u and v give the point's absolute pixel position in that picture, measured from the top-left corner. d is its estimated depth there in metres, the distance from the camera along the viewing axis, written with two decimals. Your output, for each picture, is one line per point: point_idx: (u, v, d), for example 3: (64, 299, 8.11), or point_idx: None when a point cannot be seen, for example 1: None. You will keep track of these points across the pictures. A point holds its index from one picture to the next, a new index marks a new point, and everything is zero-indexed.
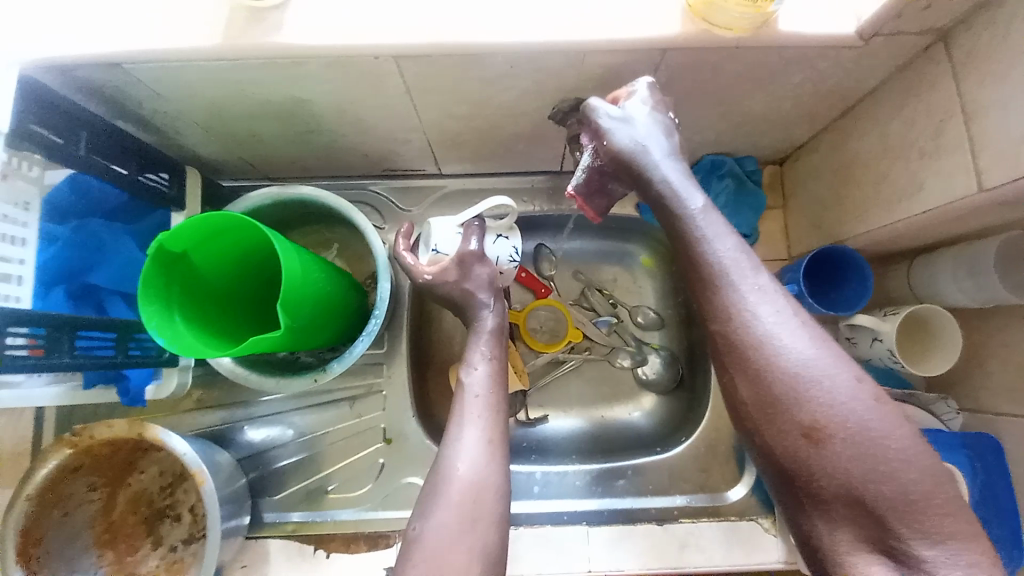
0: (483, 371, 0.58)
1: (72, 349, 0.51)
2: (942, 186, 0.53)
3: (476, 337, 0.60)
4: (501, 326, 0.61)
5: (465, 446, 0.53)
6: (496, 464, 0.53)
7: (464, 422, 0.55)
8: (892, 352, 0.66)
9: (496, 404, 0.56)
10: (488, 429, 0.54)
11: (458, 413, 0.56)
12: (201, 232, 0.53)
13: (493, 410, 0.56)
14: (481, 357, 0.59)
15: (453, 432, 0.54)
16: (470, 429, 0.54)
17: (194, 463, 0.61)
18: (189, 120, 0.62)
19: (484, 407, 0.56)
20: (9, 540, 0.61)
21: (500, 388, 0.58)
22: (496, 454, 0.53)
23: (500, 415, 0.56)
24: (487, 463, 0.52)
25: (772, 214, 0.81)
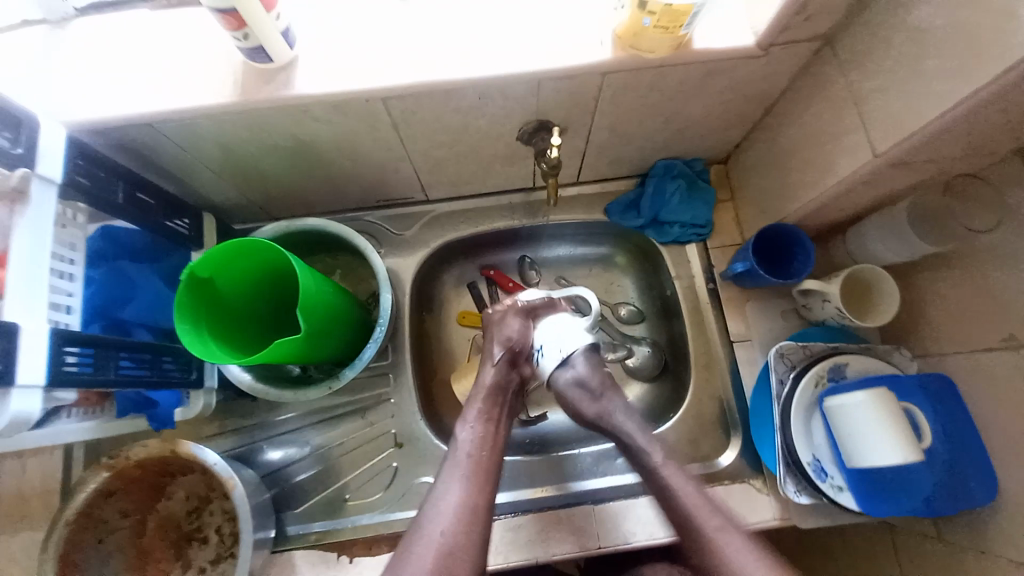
0: (472, 432, 0.69)
1: (114, 368, 0.57)
2: (849, 158, 0.64)
3: (473, 404, 0.72)
4: (498, 383, 0.74)
5: (444, 504, 0.62)
6: (470, 529, 0.60)
7: (449, 480, 0.65)
8: (840, 309, 0.74)
9: (479, 466, 0.66)
10: (466, 491, 0.63)
11: (447, 472, 0.66)
12: (227, 257, 0.62)
13: (475, 475, 0.65)
14: (473, 421, 0.70)
15: (439, 489, 0.64)
16: (452, 491, 0.64)
17: (225, 471, 0.67)
18: (207, 167, 0.72)
19: (466, 468, 0.66)
20: (48, 565, 0.64)
21: (485, 452, 0.68)
22: (472, 522, 0.61)
23: (484, 480, 0.65)
24: (461, 523, 0.61)
25: (724, 206, 0.91)
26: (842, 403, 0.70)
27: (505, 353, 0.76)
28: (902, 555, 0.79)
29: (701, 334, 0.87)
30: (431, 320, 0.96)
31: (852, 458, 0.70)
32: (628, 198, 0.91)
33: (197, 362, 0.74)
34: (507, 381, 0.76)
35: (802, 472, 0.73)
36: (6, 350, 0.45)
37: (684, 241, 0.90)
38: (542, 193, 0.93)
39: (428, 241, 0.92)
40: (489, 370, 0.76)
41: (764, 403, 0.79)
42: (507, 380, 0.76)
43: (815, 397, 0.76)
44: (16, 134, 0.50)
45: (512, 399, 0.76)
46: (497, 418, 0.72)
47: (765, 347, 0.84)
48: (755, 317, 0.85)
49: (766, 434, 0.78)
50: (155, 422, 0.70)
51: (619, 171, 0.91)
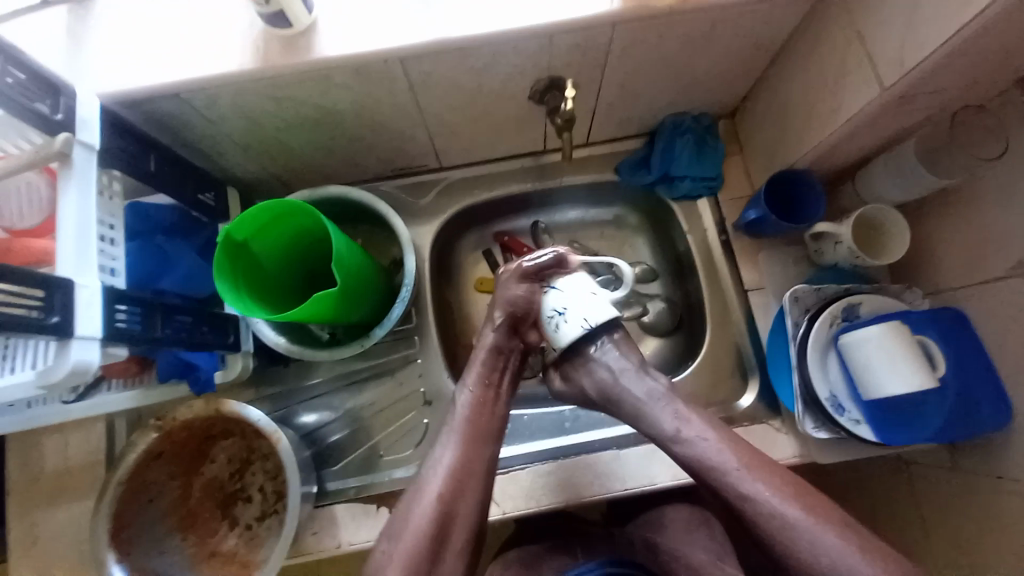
0: (470, 395, 0.68)
1: (160, 327, 0.60)
2: (857, 97, 0.65)
3: (473, 366, 0.70)
4: (498, 346, 0.70)
5: (439, 465, 0.62)
6: (465, 488, 0.61)
7: (444, 442, 0.64)
8: (852, 250, 0.76)
9: (476, 427, 0.65)
10: (462, 453, 0.63)
11: (444, 434, 0.65)
12: (260, 219, 0.64)
13: (473, 437, 0.65)
14: (471, 384, 0.68)
15: (436, 449, 0.64)
16: (448, 451, 0.64)
17: (269, 427, 0.70)
18: (230, 140, 0.74)
19: (463, 430, 0.65)
20: (103, 525, 0.67)
21: (483, 415, 0.67)
22: (467, 482, 0.62)
23: (480, 442, 0.65)
24: (455, 482, 0.61)
25: (732, 160, 0.93)
26: (856, 338, 0.72)
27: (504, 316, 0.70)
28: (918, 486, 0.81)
29: (715, 285, 0.89)
30: (450, 288, 0.98)
31: (869, 390, 0.72)
32: (638, 156, 0.93)
33: (233, 325, 0.75)
34: (510, 346, 0.71)
35: (820, 408, 0.75)
36: (65, 303, 0.47)
37: (695, 196, 0.92)
38: (552, 156, 0.95)
39: (443, 209, 0.94)
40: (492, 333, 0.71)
41: (780, 346, 0.81)
42: (509, 346, 0.71)
43: (829, 337, 0.77)
44: (55, 100, 0.52)
45: (516, 364, 0.72)
46: (496, 382, 0.69)
47: (779, 294, 0.86)
48: (767, 266, 0.87)
49: (782, 374, 0.79)
50: (196, 386, 0.74)
51: (628, 130, 0.92)
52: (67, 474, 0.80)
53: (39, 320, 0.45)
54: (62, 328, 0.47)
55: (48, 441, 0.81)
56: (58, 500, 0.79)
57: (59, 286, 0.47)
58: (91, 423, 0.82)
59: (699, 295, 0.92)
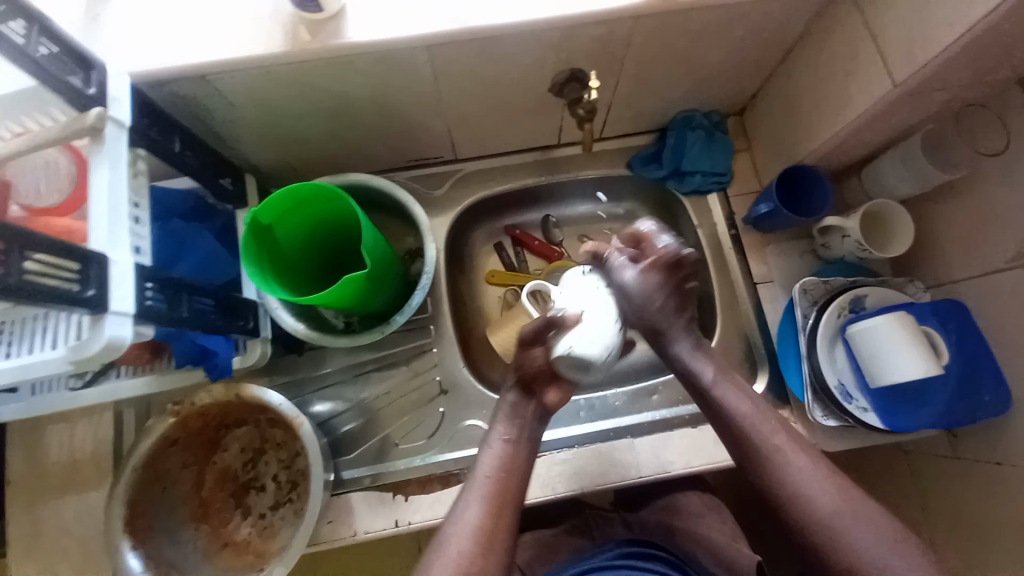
0: (496, 452, 0.59)
1: (185, 309, 0.60)
2: (867, 92, 0.67)
3: (498, 418, 0.62)
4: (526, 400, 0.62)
5: (459, 528, 0.54)
6: (489, 555, 0.53)
7: (465, 501, 0.56)
8: (859, 242, 0.79)
9: (503, 487, 0.57)
10: (487, 515, 0.55)
11: (464, 493, 0.57)
12: (286, 202, 0.64)
13: (498, 500, 0.56)
14: (498, 438, 0.60)
15: (455, 506, 0.56)
16: (470, 510, 0.56)
17: (291, 412, 0.70)
18: (250, 125, 0.74)
19: (489, 490, 0.57)
20: (118, 511, 0.66)
21: (510, 476, 0.58)
22: (491, 549, 0.53)
23: (506, 504, 0.56)
24: (477, 548, 0.53)
25: (741, 156, 0.95)
26: (864, 328, 0.75)
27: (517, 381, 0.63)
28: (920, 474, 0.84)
29: (724, 278, 0.91)
30: (463, 279, 0.98)
31: (876, 378, 0.75)
32: (649, 151, 0.95)
33: (252, 312, 0.76)
34: (539, 403, 0.63)
35: (829, 396, 0.77)
36: (100, 277, 0.47)
37: (705, 191, 0.94)
38: (565, 150, 0.97)
39: (458, 200, 0.94)
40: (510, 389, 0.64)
41: (790, 336, 0.83)
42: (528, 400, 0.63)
43: (837, 327, 0.80)
44: (87, 74, 0.53)
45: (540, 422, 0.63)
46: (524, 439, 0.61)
47: (787, 286, 0.88)
48: (775, 259, 0.89)
49: (792, 363, 0.81)
50: (214, 372, 0.73)
51: (640, 125, 0.95)
52: (74, 464, 0.79)
53: (74, 293, 0.45)
54: (96, 302, 0.46)
55: (54, 431, 0.79)
56: (65, 491, 0.78)
57: (93, 260, 0.47)
58: (100, 412, 0.80)
59: (708, 288, 0.94)
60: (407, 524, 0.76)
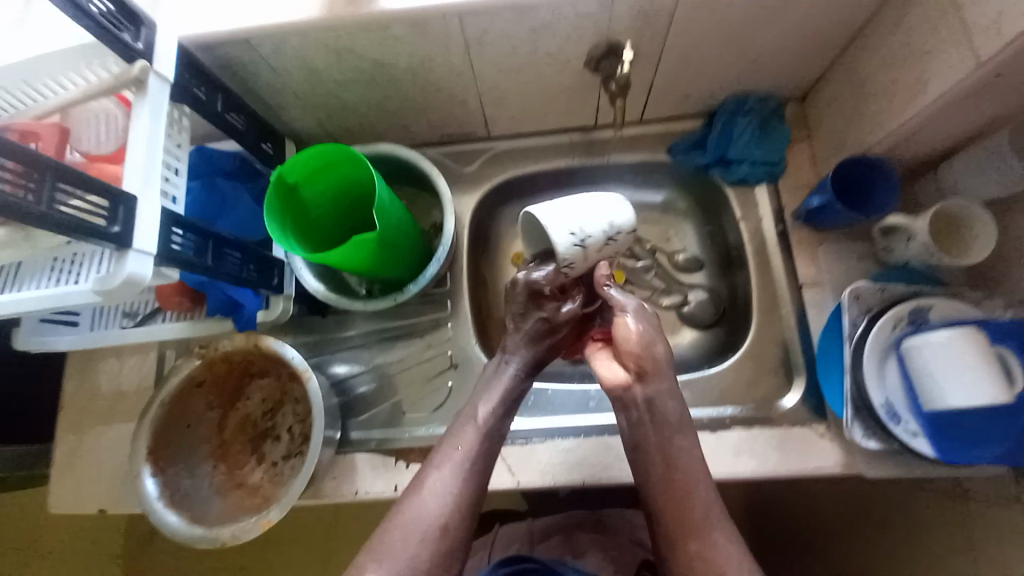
0: (483, 416, 0.64)
1: (210, 256, 0.64)
2: (947, 72, 0.59)
3: (486, 389, 0.67)
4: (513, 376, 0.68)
5: (436, 495, 0.57)
6: (463, 520, 0.57)
7: (444, 469, 0.59)
8: (928, 246, 0.70)
9: (482, 453, 0.61)
10: (466, 483, 0.58)
11: (442, 457, 0.61)
12: (312, 163, 0.67)
13: (475, 466, 0.60)
14: (485, 407, 0.65)
15: (434, 469, 0.60)
16: (448, 474, 0.59)
17: (302, 366, 0.73)
18: (291, 93, 0.77)
19: (470, 457, 0.60)
20: (143, 438, 0.71)
21: (490, 443, 0.62)
22: (466, 516, 0.57)
23: (483, 474, 0.60)
24: (454, 513, 0.56)
25: (798, 147, 0.87)
26: (926, 341, 0.65)
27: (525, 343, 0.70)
28: (974, 519, 0.73)
29: (763, 277, 0.84)
30: (486, 260, 0.98)
31: (931, 400, 0.66)
32: (694, 137, 0.90)
33: (278, 270, 0.80)
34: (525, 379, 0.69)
35: (872, 416, 0.69)
36: (127, 216, 0.51)
37: (752, 182, 0.87)
38: (604, 133, 0.93)
39: (488, 178, 0.94)
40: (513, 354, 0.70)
41: (834, 346, 0.74)
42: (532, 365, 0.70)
43: (891, 340, 0.71)
44: (138, 31, 0.57)
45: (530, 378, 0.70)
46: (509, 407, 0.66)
47: (836, 292, 0.80)
48: (825, 260, 0.81)
49: (834, 374, 0.74)
50: (240, 322, 0.78)
51: (685, 109, 0.89)
52: (121, 395, 0.86)
53: (102, 228, 0.49)
54: (120, 238, 0.51)
55: (107, 363, 0.88)
56: (112, 418, 0.86)
57: (121, 199, 0.51)
58: (145, 351, 0.88)
59: (747, 288, 0.87)
60: (406, 491, 0.77)
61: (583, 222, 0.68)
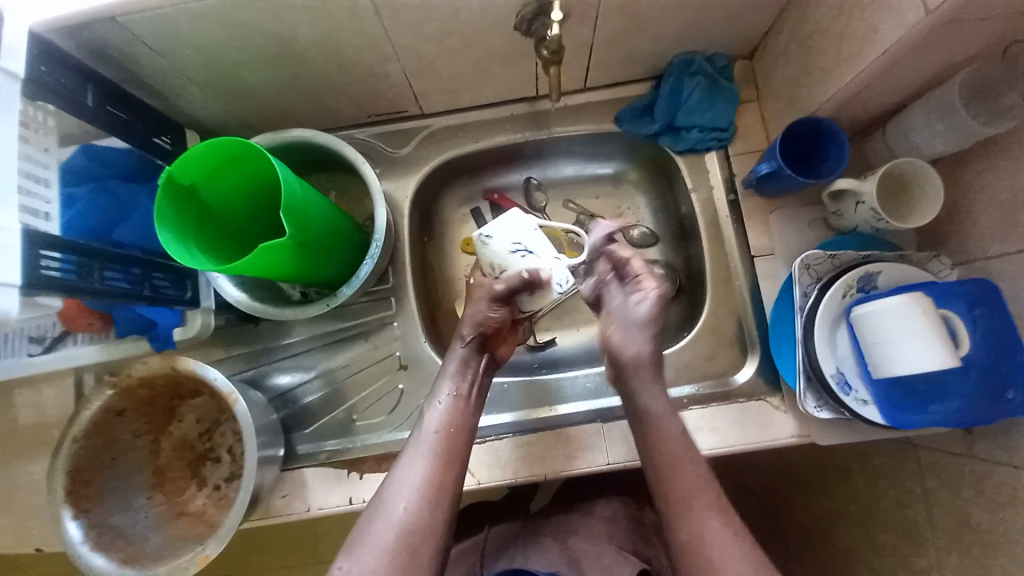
0: (444, 405, 0.61)
1: (99, 277, 0.56)
2: (895, 22, 0.54)
3: (444, 378, 0.64)
4: (467, 359, 0.65)
5: (406, 481, 0.55)
6: (435, 507, 0.54)
7: (413, 456, 0.57)
8: (876, 211, 0.68)
9: (449, 442, 0.59)
10: (434, 467, 0.56)
11: (412, 447, 0.58)
12: (205, 160, 0.59)
13: (445, 455, 0.58)
14: (447, 395, 0.62)
15: (402, 463, 0.57)
16: (417, 467, 0.56)
17: (226, 387, 0.67)
18: (185, 77, 0.68)
19: (437, 444, 0.58)
20: (59, 479, 0.64)
21: (457, 432, 0.60)
22: (439, 500, 0.54)
23: (452, 460, 0.58)
24: (424, 500, 0.54)
25: (748, 108, 0.82)
26: (874, 308, 0.64)
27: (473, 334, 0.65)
28: (926, 471, 0.75)
29: (720, 248, 0.81)
30: (433, 248, 0.92)
31: (880, 367, 0.65)
32: (641, 103, 0.84)
33: (192, 281, 0.73)
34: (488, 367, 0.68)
35: (824, 386, 0.69)
36: None
37: (703, 148, 0.82)
38: (547, 102, 0.86)
39: (426, 159, 0.86)
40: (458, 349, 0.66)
41: (787, 317, 0.73)
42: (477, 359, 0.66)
43: (841, 308, 0.70)
44: None
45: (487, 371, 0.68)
46: (474, 394, 0.64)
47: (790, 260, 0.78)
48: (778, 228, 0.78)
49: (786, 345, 0.73)
50: (157, 342, 0.74)
51: (632, 72, 0.83)
52: (40, 428, 0.77)
53: None
54: None
55: (20, 394, 0.78)
56: (33, 453, 0.77)
57: None
58: (61, 377, 0.78)
59: (702, 261, 0.84)
60: (361, 501, 0.74)
61: (526, 233, 0.62)
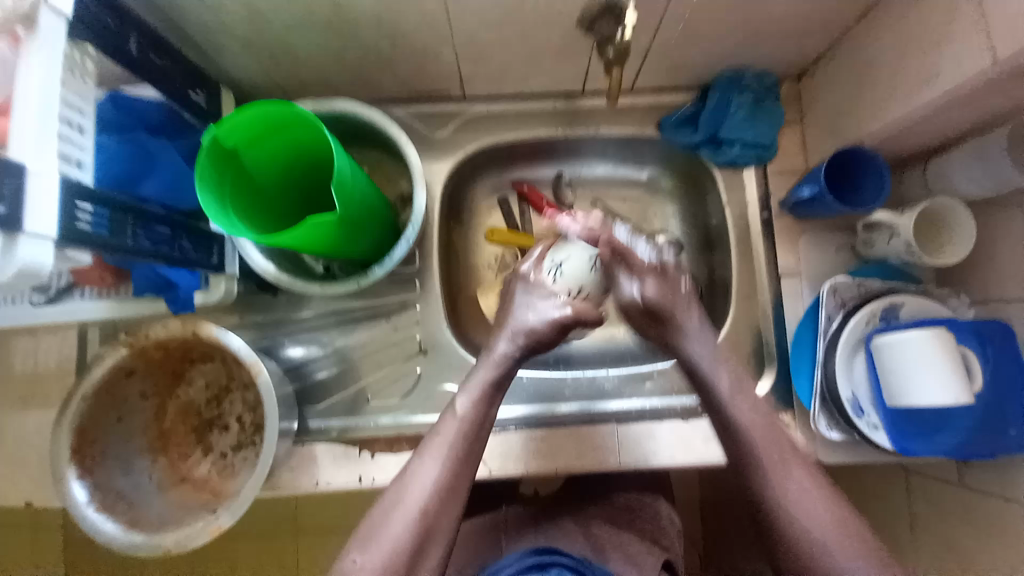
0: (470, 400, 0.61)
1: (132, 234, 0.54)
2: (957, 66, 0.55)
3: (475, 372, 0.63)
4: (510, 356, 0.65)
5: (421, 480, 0.56)
6: (446, 504, 0.55)
7: (428, 454, 0.57)
8: (908, 245, 0.70)
9: (467, 444, 0.58)
10: (450, 468, 0.57)
11: (430, 444, 0.58)
12: (252, 123, 0.57)
13: (463, 454, 0.58)
14: (473, 390, 0.62)
15: (420, 457, 0.58)
16: (433, 464, 0.57)
17: (249, 357, 0.65)
18: (228, 30, 0.64)
19: (455, 445, 0.58)
20: (65, 437, 0.62)
21: (478, 431, 0.60)
22: (451, 500, 0.55)
23: (468, 461, 0.58)
24: (439, 499, 0.55)
25: (789, 129, 0.83)
26: (893, 340, 0.66)
27: (513, 344, 0.65)
28: (915, 495, 0.77)
29: (746, 265, 0.82)
30: (458, 233, 0.91)
31: (892, 397, 0.67)
32: (686, 112, 0.84)
33: (218, 246, 0.71)
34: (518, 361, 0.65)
35: (838, 408, 0.71)
36: (15, 191, 0.42)
37: (741, 164, 0.83)
38: (590, 100, 0.85)
39: (462, 145, 0.85)
40: (499, 346, 0.65)
41: (806, 339, 0.75)
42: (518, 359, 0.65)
43: (862, 335, 0.72)
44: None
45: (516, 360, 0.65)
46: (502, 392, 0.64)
47: (814, 283, 0.79)
48: (806, 251, 0.80)
49: (804, 366, 0.75)
50: (175, 304, 0.71)
51: (680, 79, 0.82)
52: (39, 378, 0.74)
53: None
54: (9, 220, 0.42)
55: (18, 341, 0.74)
56: (30, 403, 0.74)
57: (6, 169, 0.41)
58: (65, 328, 0.75)
59: (726, 275, 0.85)
60: (370, 480, 0.73)
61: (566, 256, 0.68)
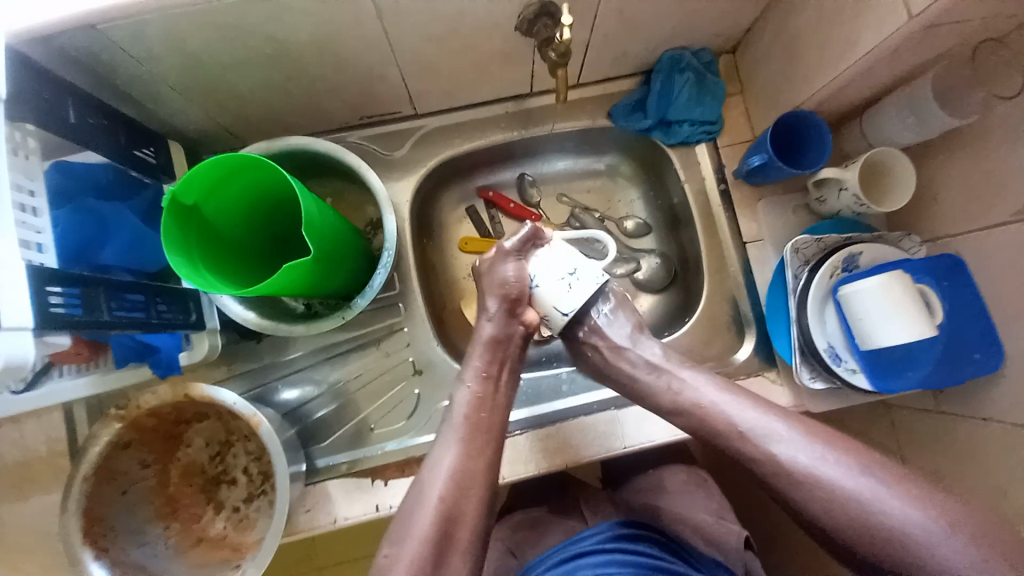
0: (471, 388, 0.62)
1: (107, 308, 0.53)
2: (878, 26, 0.59)
3: (473, 361, 0.65)
4: (498, 338, 0.66)
5: (440, 470, 0.56)
6: (468, 493, 0.54)
7: (444, 443, 0.58)
8: (857, 197, 0.73)
9: (478, 429, 0.59)
10: (464, 454, 0.57)
11: (444, 436, 0.59)
12: (208, 178, 0.57)
13: (476, 439, 0.58)
14: (474, 379, 0.63)
15: (435, 450, 0.58)
16: (450, 453, 0.57)
17: (247, 410, 0.65)
18: (166, 84, 0.63)
19: (466, 428, 0.59)
20: (72, 523, 0.61)
21: (485, 416, 0.60)
22: (471, 486, 0.55)
23: (482, 446, 0.58)
24: (460, 485, 0.55)
25: (732, 101, 0.86)
26: (859, 288, 0.70)
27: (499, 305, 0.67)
28: (898, 428, 0.83)
29: (713, 237, 0.86)
30: (432, 249, 0.91)
31: (867, 340, 0.71)
32: (634, 98, 0.86)
33: (194, 303, 0.71)
34: (506, 340, 0.66)
35: (817, 359, 0.75)
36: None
37: (693, 142, 0.86)
38: (540, 101, 0.87)
39: (421, 161, 0.85)
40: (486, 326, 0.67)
41: (779, 299, 0.79)
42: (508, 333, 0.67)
43: (829, 287, 0.76)
44: None
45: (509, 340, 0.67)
46: (502, 376, 0.65)
47: (777, 246, 0.83)
48: (765, 216, 0.83)
49: (781, 325, 0.78)
50: (160, 368, 0.70)
51: (624, 67, 0.84)
52: (29, 466, 0.71)
53: None
54: None
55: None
56: (25, 492, 0.71)
57: None
58: (49, 410, 0.73)
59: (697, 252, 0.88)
60: (388, 507, 0.74)
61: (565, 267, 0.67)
